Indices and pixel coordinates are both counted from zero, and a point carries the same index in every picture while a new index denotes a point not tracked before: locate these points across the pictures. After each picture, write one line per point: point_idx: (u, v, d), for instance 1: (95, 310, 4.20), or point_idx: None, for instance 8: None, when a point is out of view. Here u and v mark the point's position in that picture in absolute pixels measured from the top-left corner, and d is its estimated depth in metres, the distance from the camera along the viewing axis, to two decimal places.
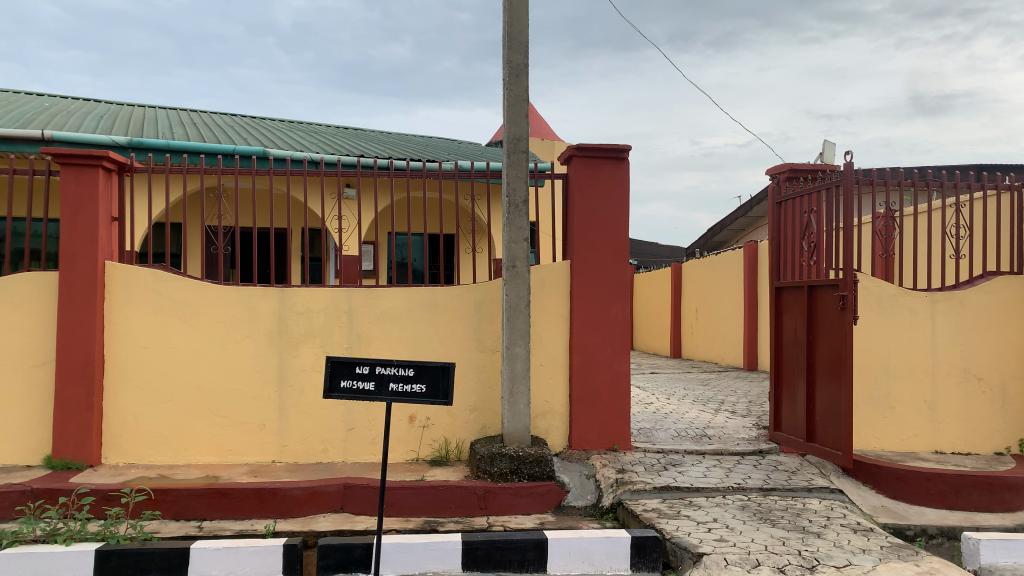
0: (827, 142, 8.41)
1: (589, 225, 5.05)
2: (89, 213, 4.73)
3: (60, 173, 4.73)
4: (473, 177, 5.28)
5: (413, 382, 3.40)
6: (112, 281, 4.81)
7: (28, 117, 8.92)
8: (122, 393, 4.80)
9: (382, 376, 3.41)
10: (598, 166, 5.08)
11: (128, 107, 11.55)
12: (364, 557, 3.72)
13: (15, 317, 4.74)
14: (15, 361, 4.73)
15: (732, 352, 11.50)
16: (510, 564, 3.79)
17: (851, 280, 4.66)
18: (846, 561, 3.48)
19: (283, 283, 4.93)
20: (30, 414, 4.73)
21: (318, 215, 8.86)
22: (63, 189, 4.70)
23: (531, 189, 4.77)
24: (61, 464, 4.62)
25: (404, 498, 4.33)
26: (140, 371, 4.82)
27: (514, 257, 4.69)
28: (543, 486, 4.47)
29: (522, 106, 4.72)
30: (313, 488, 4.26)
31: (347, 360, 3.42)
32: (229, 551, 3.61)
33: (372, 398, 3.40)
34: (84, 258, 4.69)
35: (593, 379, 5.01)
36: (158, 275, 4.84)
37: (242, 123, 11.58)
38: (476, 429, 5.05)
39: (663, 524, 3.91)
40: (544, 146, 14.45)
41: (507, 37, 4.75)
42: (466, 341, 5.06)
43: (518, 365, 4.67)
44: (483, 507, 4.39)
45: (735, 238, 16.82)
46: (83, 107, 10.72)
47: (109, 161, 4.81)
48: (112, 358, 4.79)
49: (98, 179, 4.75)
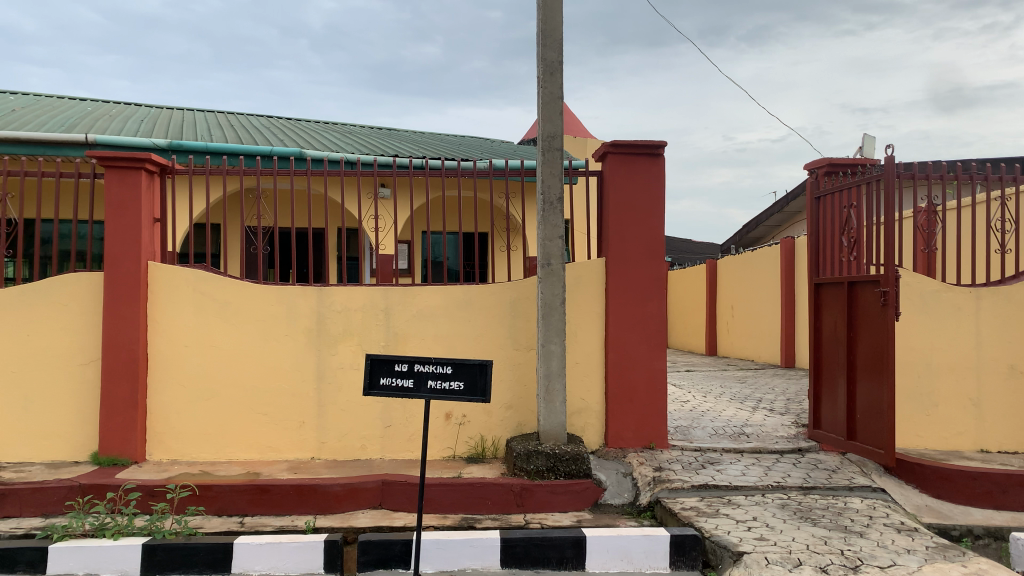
0: (867, 136, 8.30)
1: (624, 222, 5.03)
2: (132, 214, 4.83)
3: (104, 175, 4.83)
4: (507, 175, 5.28)
5: (451, 379, 3.42)
6: (154, 282, 4.90)
7: (72, 122, 9.13)
8: (165, 391, 4.90)
9: (421, 374, 3.44)
10: (633, 162, 5.05)
11: (167, 110, 11.76)
12: (403, 554, 3.75)
13: (62, 316, 4.85)
14: (63, 359, 4.85)
15: (769, 350, 11.38)
16: (548, 561, 3.79)
17: (892, 276, 4.59)
18: (891, 562, 3.43)
19: (321, 282, 4.99)
20: (77, 411, 4.85)
21: (354, 215, 8.95)
22: (106, 191, 4.79)
23: (565, 186, 4.76)
24: (108, 461, 4.73)
25: (442, 495, 4.36)
26: (182, 369, 4.91)
27: (549, 254, 4.69)
28: (580, 484, 4.46)
29: (556, 103, 4.71)
30: (352, 484, 4.30)
31: (386, 358, 3.47)
32: (271, 546, 3.67)
33: (411, 395, 3.43)
34: (128, 258, 4.78)
35: (629, 376, 4.99)
36: (199, 275, 4.92)
37: (278, 125, 11.74)
38: (512, 427, 5.06)
39: (702, 522, 3.88)
40: (576, 143, 14.43)
41: (541, 35, 4.74)
42: (502, 338, 5.07)
43: (553, 363, 4.67)
44: (520, 504, 4.39)
45: (770, 234, 16.66)
46: (125, 111, 10.93)
47: (151, 163, 4.91)
48: (155, 357, 4.89)
49: (140, 181, 4.85)
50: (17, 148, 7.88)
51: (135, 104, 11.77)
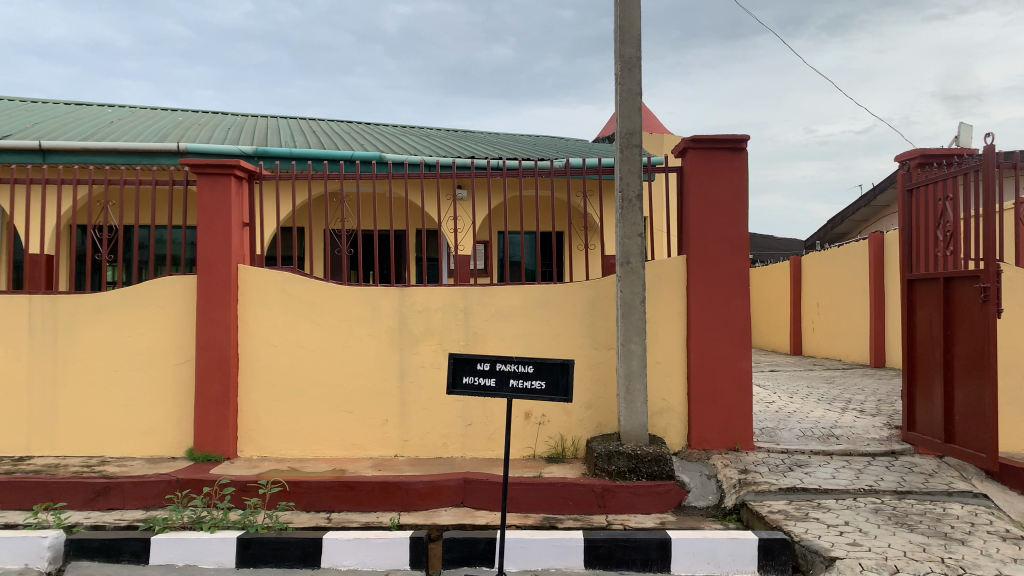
0: (962, 124, 7.92)
1: (706, 219, 4.94)
2: (223, 219, 5.01)
3: (197, 182, 5.02)
4: (584, 175, 5.25)
5: (533, 378, 3.42)
6: (244, 284, 5.07)
7: (165, 132, 9.54)
8: (255, 389, 5.06)
9: (503, 373, 3.45)
10: (714, 158, 4.96)
11: (253, 118, 12.16)
12: (487, 552, 3.77)
13: (159, 317, 5.07)
14: (160, 359, 5.07)
15: (857, 348, 11.00)
16: (633, 563, 3.76)
17: (992, 271, 4.36)
18: (996, 571, 3.26)
19: (402, 283, 5.07)
20: (173, 408, 5.06)
21: (432, 216, 9.06)
22: (199, 197, 4.99)
23: (644, 183, 4.69)
24: (202, 456, 4.92)
25: (524, 494, 4.37)
26: (271, 368, 5.06)
27: (628, 253, 4.64)
28: (663, 486, 4.40)
29: (635, 100, 4.66)
30: (435, 482, 4.35)
31: (468, 357, 3.50)
32: (359, 541, 3.75)
33: (493, 394, 3.45)
34: (220, 261, 4.96)
35: (712, 376, 4.90)
36: (286, 277, 5.06)
37: (358, 130, 12.00)
38: (592, 427, 5.03)
39: (791, 526, 3.77)
40: (652, 140, 14.25)
41: (619, 31, 4.70)
42: (581, 338, 5.05)
43: (634, 362, 4.62)
44: (602, 505, 4.36)
45: (857, 228, 16.09)
46: (213, 120, 11.36)
47: (240, 170, 5.08)
48: (246, 356, 5.05)
49: (230, 187, 5.02)
50: (115, 158, 8.29)
51: (223, 114, 12.21)
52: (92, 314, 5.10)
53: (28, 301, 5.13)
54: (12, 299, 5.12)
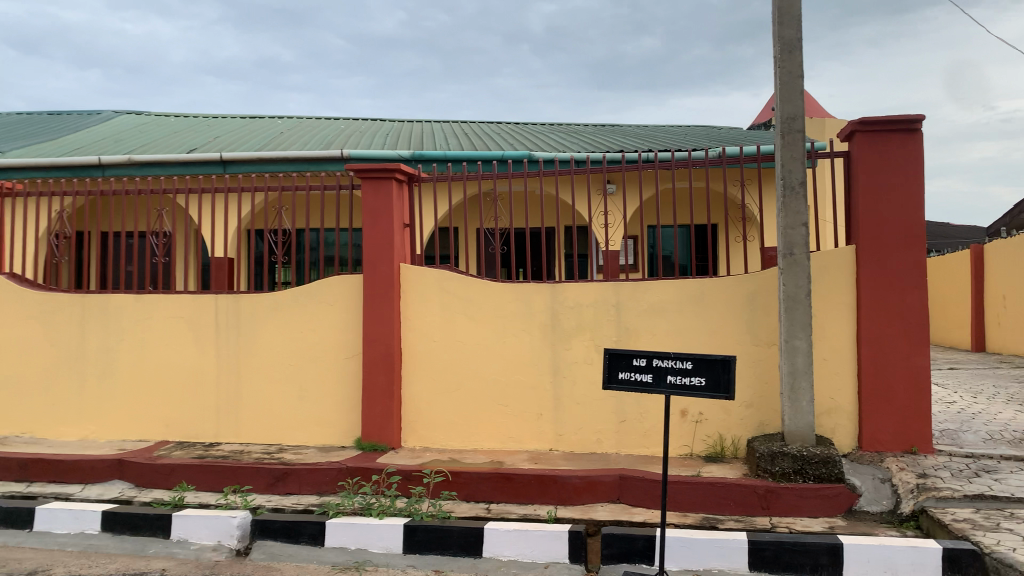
0: None
1: (877, 206, 4.64)
2: (385, 220, 5.24)
3: (361, 186, 5.28)
4: (742, 165, 5.07)
5: (692, 374, 3.35)
6: (405, 282, 5.28)
7: (329, 139, 10.12)
8: (417, 383, 5.27)
9: (660, 368, 3.40)
10: (885, 141, 4.64)
11: (409, 123, 12.66)
12: (646, 549, 3.73)
13: (328, 314, 5.38)
14: (330, 354, 5.38)
15: None
16: (801, 567, 3.61)
17: None
18: None
19: (555, 279, 5.10)
20: (342, 399, 5.36)
21: (583, 213, 9.06)
22: (363, 200, 5.25)
23: (808, 170, 4.47)
24: (369, 446, 5.18)
25: (683, 493, 4.29)
26: (431, 362, 5.25)
27: (792, 243, 4.43)
28: (831, 489, 4.18)
29: (796, 83, 4.45)
30: (590, 477, 4.35)
31: (625, 353, 3.48)
32: (518, 533, 3.83)
33: (651, 390, 3.41)
34: (382, 260, 5.20)
35: (885, 374, 4.60)
36: (445, 275, 5.23)
37: (508, 129, 12.21)
38: (753, 426, 4.86)
39: (979, 536, 3.48)
40: (813, 125, 13.55)
41: (778, 13, 4.50)
42: (741, 333, 4.88)
43: (798, 359, 4.41)
44: (765, 507, 4.20)
45: None
46: (372, 127, 11.92)
47: (401, 172, 5.29)
48: (408, 350, 5.27)
49: (391, 189, 5.25)
50: (285, 166, 8.88)
51: (381, 120, 12.79)
52: (270, 312, 5.48)
53: (214, 300, 5.59)
54: (200, 298, 5.60)
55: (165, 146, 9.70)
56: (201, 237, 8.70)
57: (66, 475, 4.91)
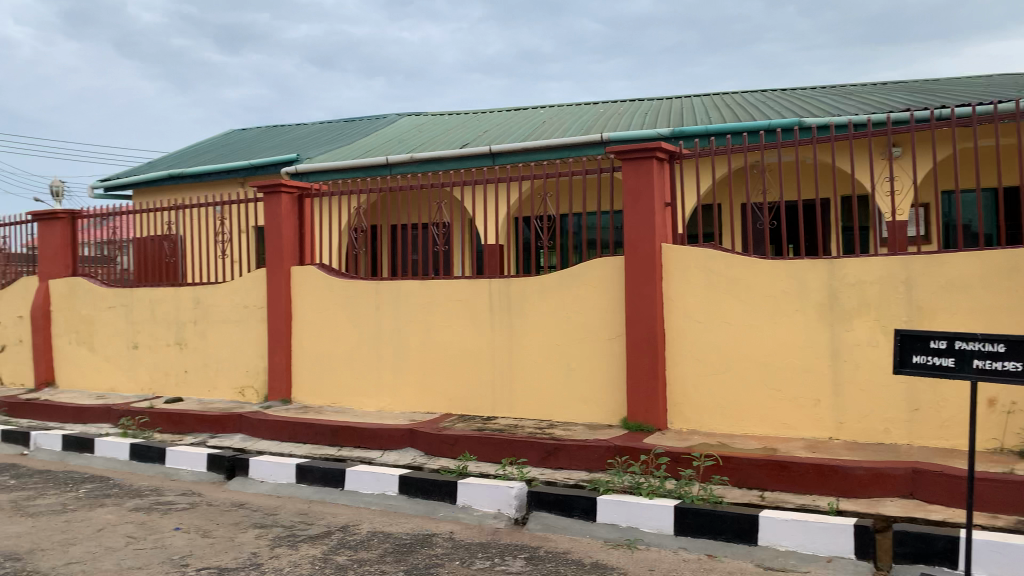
0: None
1: None
2: (647, 201, 5.22)
3: (622, 167, 5.31)
4: None
5: (1004, 359, 2.94)
6: (668, 262, 5.22)
7: (590, 124, 10.28)
8: (682, 364, 5.20)
9: (964, 352, 3.03)
10: None
11: (669, 100, 12.46)
12: (947, 552, 3.36)
13: (592, 295, 5.49)
14: (595, 335, 5.48)
15: None
16: None
17: None
18: None
19: (832, 255, 4.75)
20: (608, 380, 5.44)
21: (862, 182, 8.33)
22: (625, 181, 5.27)
23: None
24: (636, 426, 5.22)
25: (992, 492, 3.79)
26: (696, 343, 5.15)
27: None
28: None
29: None
30: (878, 469, 4.01)
31: (919, 334, 3.14)
32: (797, 523, 3.64)
33: (952, 375, 3.05)
34: (645, 241, 5.20)
35: None
36: (710, 254, 5.07)
37: (776, 98, 11.55)
38: None
39: None
40: None
41: None
42: None
43: None
44: None
45: None
46: (632, 107, 11.91)
47: (662, 151, 5.23)
48: (672, 331, 5.22)
49: (652, 168, 5.21)
50: (549, 154, 9.17)
51: (640, 100, 12.73)
52: (539, 295, 5.72)
53: (487, 284, 5.94)
54: (475, 282, 5.97)
55: (441, 142, 10.47)
56: (475, 225, 9.30)
57: (368, 442, 5.53)
